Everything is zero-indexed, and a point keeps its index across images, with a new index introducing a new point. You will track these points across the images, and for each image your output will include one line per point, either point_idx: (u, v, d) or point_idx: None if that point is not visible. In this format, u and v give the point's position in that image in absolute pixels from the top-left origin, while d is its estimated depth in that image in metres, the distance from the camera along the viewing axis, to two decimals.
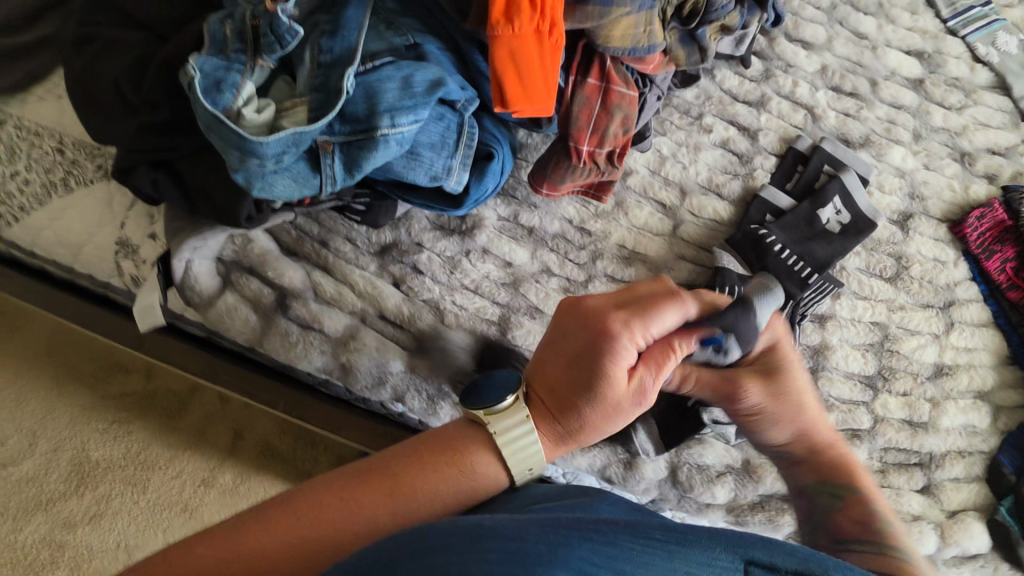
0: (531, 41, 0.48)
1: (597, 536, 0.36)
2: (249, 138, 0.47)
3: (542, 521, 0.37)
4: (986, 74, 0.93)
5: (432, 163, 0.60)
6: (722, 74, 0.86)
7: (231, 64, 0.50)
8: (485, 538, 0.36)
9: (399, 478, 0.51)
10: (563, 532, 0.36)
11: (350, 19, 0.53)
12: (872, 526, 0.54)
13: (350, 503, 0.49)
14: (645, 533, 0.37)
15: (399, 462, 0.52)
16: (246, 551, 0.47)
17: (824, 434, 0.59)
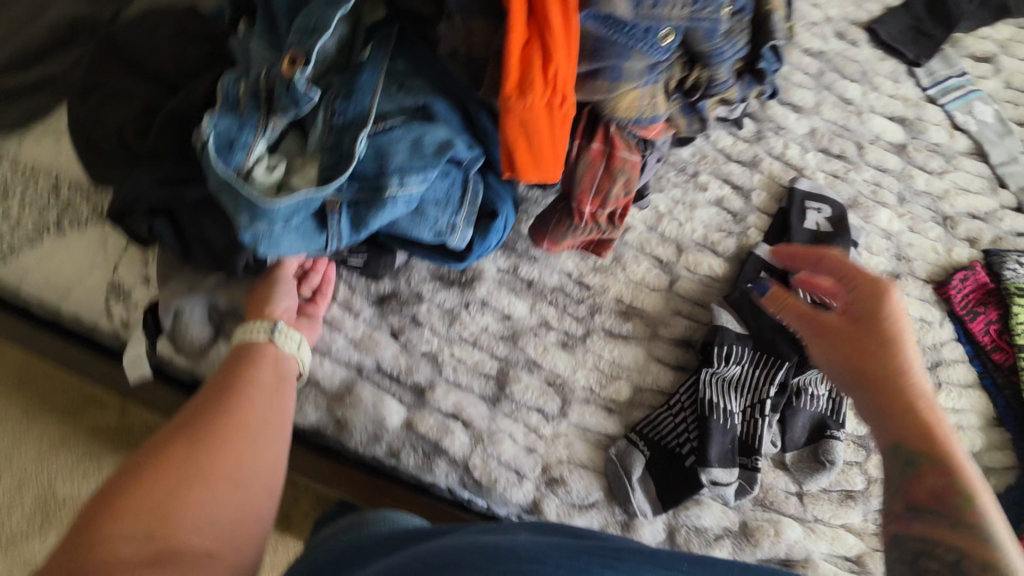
0: (542, 114, 0.49)
1: (618, 564, 0.37)
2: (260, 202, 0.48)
3: (562, 549, 0.38)
4: (964, 141, 0.97)
5: (436, 220, 0.60)
6: (716, 134, 0.89)
7: (244, 123, 0.50)
8: (499, 558, 0.36)
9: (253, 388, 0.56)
10: (585, 559, 0.37)
11: (364, 82, 0.54)
12: (950, 499, 0.48)
13: (196, 428, 0.51)
14: (673, 563, 0.39)
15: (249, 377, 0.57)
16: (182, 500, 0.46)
17: (913, 387, 0.54)
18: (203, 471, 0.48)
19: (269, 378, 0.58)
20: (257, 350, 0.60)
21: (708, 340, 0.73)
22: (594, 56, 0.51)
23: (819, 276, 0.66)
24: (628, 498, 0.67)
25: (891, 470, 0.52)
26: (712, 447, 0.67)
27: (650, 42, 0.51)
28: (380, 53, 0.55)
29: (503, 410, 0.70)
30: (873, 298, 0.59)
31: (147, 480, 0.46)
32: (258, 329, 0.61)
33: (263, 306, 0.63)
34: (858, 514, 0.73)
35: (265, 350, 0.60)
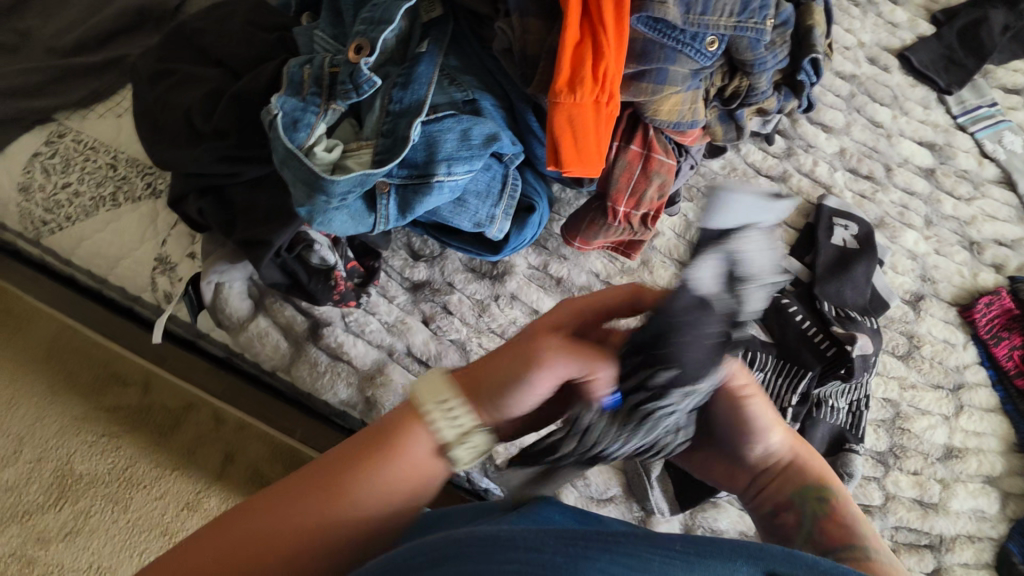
0: (589, 110, 0.52)
1: (617, 547, 0.34)
2: (321, 176, 0.50)
3: (558, 532, 0.36)
4: (993, 169, 0.98)
5: (477, 210, 0.63)
6: (747, 148, 0.91)
7: (307, 106, 0.53)
8: (496, 545, 0.35)
9: (393, 448, 0.43)
10: (582, 544, 0.34)
11: (421, 74, 0.57)
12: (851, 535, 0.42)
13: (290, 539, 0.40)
14: (666, 544, 0.35)
15: (387, 429, 0.44)
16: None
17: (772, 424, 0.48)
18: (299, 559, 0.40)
19: (397, 508, 0.42)
20: (399, 442, 0.43)
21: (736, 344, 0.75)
22: (642, 59, 0.53)
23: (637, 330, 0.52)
24: (647, 496, 0.67)
25: (794, 521, 0.44)
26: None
27: (696, 47, 0.53)
28: (437, 48, 0.58)
29: None
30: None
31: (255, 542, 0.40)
32: (450, 415, 0.43)
33: (495, 397, 0.43)
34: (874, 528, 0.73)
35: (407, 447, 0.43)
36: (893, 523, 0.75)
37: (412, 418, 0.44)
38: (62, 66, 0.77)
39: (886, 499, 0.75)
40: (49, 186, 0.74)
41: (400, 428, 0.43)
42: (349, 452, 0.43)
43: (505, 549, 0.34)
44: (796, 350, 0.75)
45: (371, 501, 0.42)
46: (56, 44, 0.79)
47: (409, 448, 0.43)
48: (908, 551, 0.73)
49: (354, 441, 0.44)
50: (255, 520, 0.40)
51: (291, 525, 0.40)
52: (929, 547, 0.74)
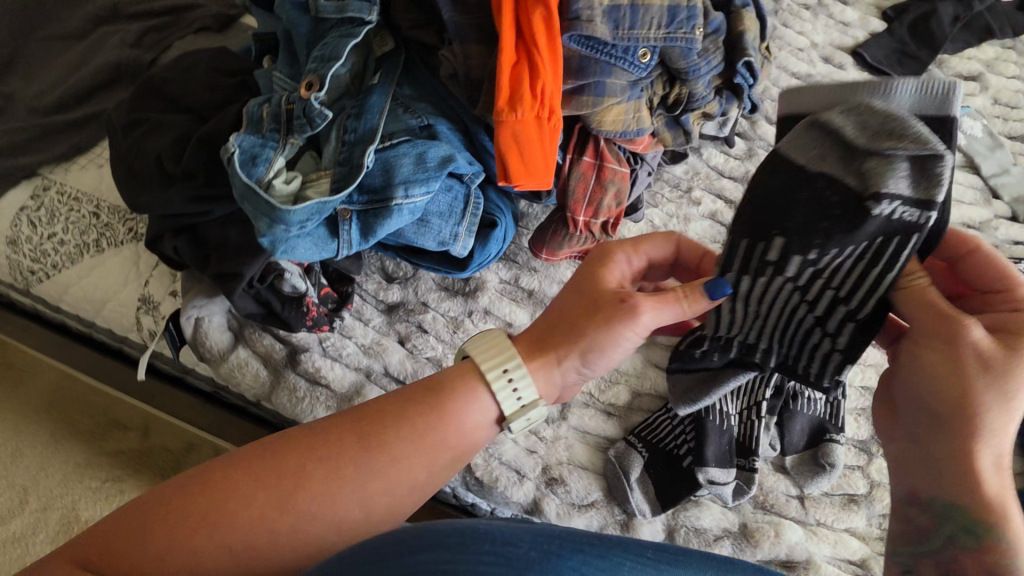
0: (531, 126, 0.55)
1: (589, 550, 0.37)
2: (278, 207, 0.53)
3: (537, 534, 0.38)
4: (955, 154, 1.00)
5: (440, 229, 0.66)
6: (708, 152, 0.94)
7: (266, 142, 0.56)
8: (475, 540, 0.37)
9: (446, 407, 0.50)
10: (557, 543, 0.37)
11: (373, 104, 0.60)
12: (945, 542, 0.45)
13: (352, 456, 0.48)
14: (637, 551, 0.38)
15: (446, 384, 0.51)
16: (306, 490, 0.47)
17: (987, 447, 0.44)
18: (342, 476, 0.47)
19: (441, 457, 0.49)
20: (457, 394, 0.50)
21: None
22: (579, 74, 0.56)
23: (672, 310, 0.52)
24: (627, 498, 0.69)
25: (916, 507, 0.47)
26: (714, 444, 0.69)
27: (630, 60, 0.56)
28: (388, 79, 0.61)
29: None
30: (964, 342, 0.44)
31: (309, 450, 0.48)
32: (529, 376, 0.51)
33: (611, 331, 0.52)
34: (861, 517, 0.73)
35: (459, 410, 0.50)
36: (881, 511, 0.74)
37: (474, 372, 0.51)
38: (45, 123, 0.81)
39: (871, 487, 0.75)
40: (35, 237, 0.77)
41: (459, 380, 0.51)
42: (415, 393, 0.50)
43: (485, 543, 0.37)
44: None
45: (413, 454, 0.48)
46: (39, 104, 0.83)
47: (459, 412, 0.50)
48: None
49: (429, 378, 0.52)
50: (325, 432, 0.49)
51: (355, 441, 0.48)
52: None
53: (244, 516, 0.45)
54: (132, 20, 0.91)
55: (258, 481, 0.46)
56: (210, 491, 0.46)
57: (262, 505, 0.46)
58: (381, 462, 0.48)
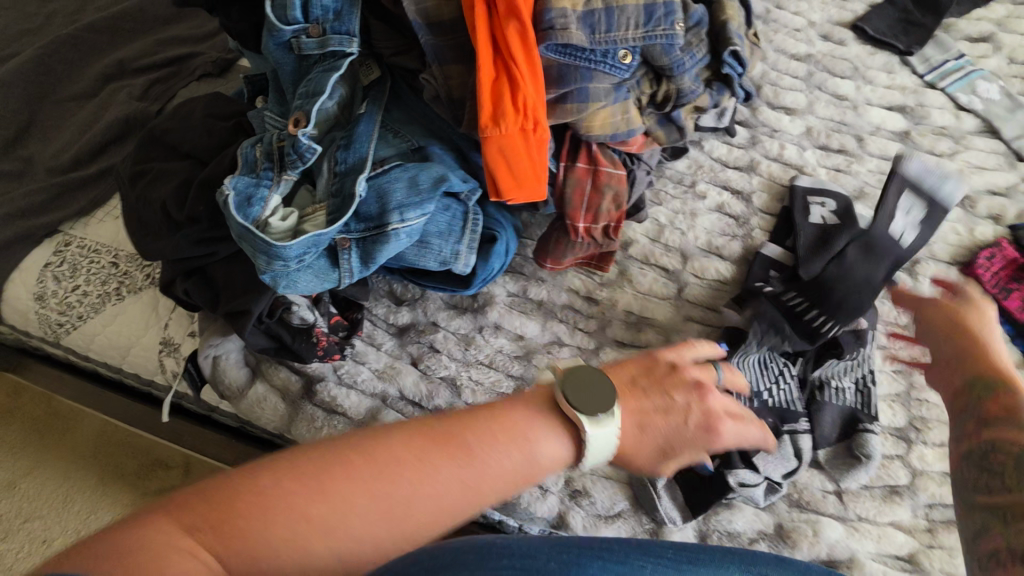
0: (518, 138, 0.54)
1: None
2: (274, 244, 0.54)
3: (551, 546, 0.43)
4: (971, 120, 0.96)
5: (441, 249, 0.66)
6: (710, 145, 0.92)
7: (261, 181, 0.57)
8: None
9: (520, 429, 0.47)
10: None
11: (361, 133, 0.60)
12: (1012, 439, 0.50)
13: (439, 460, 0.44)
14: (650, 553, 0.42)
15: (518, 408, 0.49)
16: (386, 501, 0.42)
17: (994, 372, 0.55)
18: (427, 473, 0.44)
19: (509, 482, 0.46)
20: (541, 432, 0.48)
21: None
22: (560, 82, 0.55)
23: (738, 441, 0.57)
24: (654, 506, 0.67)
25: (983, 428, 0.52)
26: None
27: (610, 62, 0.55)
28: (375, 107, 0.62)
29: None
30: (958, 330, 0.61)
31: (379, 448, 0.44)
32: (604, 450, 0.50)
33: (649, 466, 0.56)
34: (906, 510, 0.70)
35: (534, 438, 0.47)
36: (926, 501, 0.70)
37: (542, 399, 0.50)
38: (63, 182, 0.85)
39: (914, 476, 0.72)
40: (61, 291, 0.81)
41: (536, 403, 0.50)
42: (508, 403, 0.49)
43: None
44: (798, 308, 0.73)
45: (490, 472, 0.45)
46: (56, 163, 0.87)
47: (538, 444, 0.47)
48: (947, 528, 0.69)
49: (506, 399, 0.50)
50: (411, 436, 0.45)
51: (439, 444, 0.45)
52: None
53: (342, 506, 0.41)
54: (137, 74, 0.95)
55: (356, 477, 0.42)
56: (323, 481, 0.41)
57: (377, 514, 0.42)
58: (465, 478, 0.44)
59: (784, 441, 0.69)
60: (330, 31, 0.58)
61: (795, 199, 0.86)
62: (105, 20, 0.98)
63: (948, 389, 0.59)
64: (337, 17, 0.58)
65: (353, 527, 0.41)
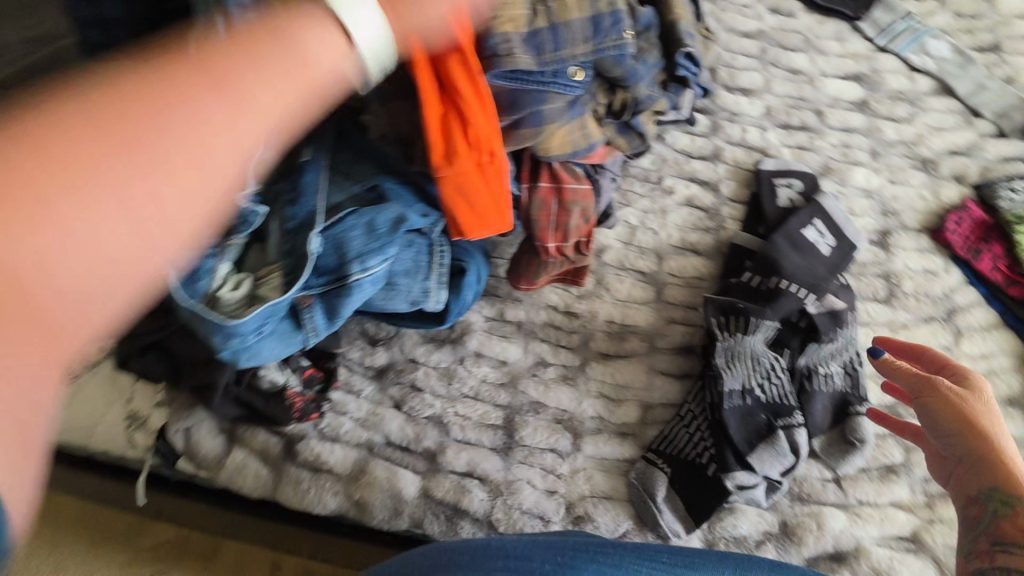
0: (474, 174, 0.51)
1: (603, 558, 0.36)
2: (227, 321, 0.50)
3: (548, 544, 0.37)
4: (925, 81, 0.96)
5: (409, 289, 0.63)
6: (672, 136, 0.89)
7: (204, 250, 0.52)
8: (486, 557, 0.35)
9: (219, 60, 0.30)
10: (569, 553, 0.36)
11: (309, 184, 0.56)
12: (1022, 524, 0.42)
13: (159, 92, 0.28)
14: (654, 556, 0.38)
15: (215, 42, 0.30)
16: (104, 217, 0.26)
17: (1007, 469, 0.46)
18: (145, 173, 0.27)
19: (297, 107, 0.32)
20: (293, 59, 0.32)
21: (707, 315, 0.71)
22: (513, 108, 0.52)
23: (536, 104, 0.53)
24: (658, 521, 0.66)
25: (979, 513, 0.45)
26: (738, 433, 0.67)
27: (562, 82, 0.52)
28: (321, 154, 0.59)
29: (516, 457, 0.70)
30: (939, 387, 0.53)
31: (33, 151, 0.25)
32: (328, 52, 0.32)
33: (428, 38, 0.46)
34: (903, 488, 0.70)
35: (303, 38, 0.32)
36: (922, 475, 0.71)
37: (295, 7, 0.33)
38: None
39: (908, 453, 0.72)
40: None
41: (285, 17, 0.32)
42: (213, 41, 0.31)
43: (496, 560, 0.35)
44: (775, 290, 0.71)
45: (265, 90, 0.31)
46: None
47: (303, 51, 0.32)
48: (944, 500, 0.70)
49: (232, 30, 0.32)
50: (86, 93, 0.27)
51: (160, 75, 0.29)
52: None
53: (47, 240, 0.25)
54: None
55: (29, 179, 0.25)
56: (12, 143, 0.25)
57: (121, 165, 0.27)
58: (238, 112, 0.30)
59: (780, 437, 0.67)
60: None
61: (762, 183, 0.85)
62: None
63: (958, 493, 0.49)
64: None
65: (9, 354, 0.24)
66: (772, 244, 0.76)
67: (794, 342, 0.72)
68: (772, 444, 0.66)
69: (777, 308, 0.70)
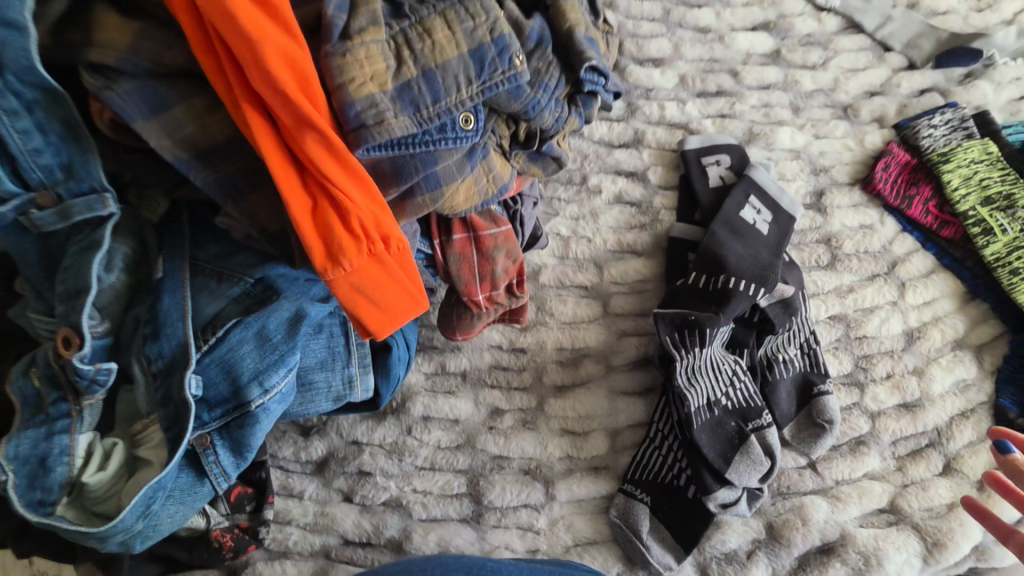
0: (370, 267, 0.42)
1: None
2: (90, 532, 0.40)
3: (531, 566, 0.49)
4: (833, 20, 0.92)
5: (329, 384, 0.55)
6: (589, 127, 0.82)
7: (51, 428, 0.42)
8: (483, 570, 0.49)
9: None
10: None
11: (169, 310, 0.45)
12: None
13: None
14: None
15: None
16: None
17: None
18: None
19: None
20: None
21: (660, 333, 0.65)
22: (399, 178, 0.43)
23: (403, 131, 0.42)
24: (647, 559, 0.63)
25: None
26: (712, 449, 0.63)
27: (452, 136, 0.43)
28: (178, 263, 0.47)
29: (489, 523, 0.65)
30: None
31: None
32: None
33: None
34: (874, 458, 0.70)
35: None
36: (890, 439, 0.71)
37: None
38: None
39: (873, 420, 0.72)
40: None
41: None
42: None
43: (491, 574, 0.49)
44: (726, 290, 0.67)
45: None
46: None
47: None
48: (913, 461, 0.70)
49: None
50: None
51: None
52: (930, 446, 0.71)
53: None
54: None
55: None
56: None
57: None
58: None
59: (753, 443, 0.64)
60: (67, 195, 0.41)
61: (690, 164, 0.79)
62: None
63: None
64: (68, 174, 0.41)
65: None
66: (711, 235, 0.71)
67: (749, 337, 0.69)
68: (747, 453, 0.64)
69: (733, 307, 0.66)
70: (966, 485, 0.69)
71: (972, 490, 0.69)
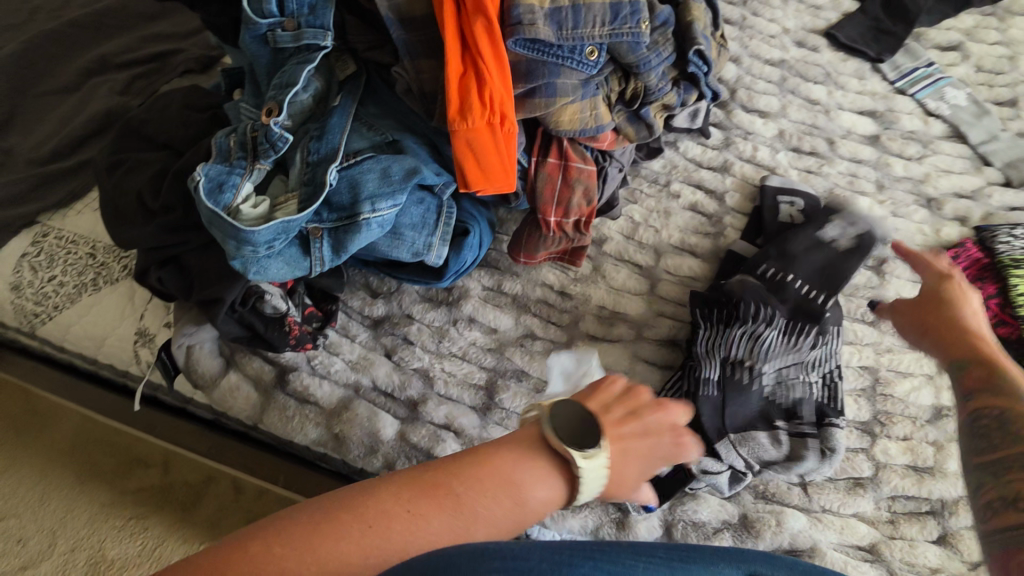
0: (485, 132, 0.56)
1: (599, 556, 0.41)
2: (242, 228, 0.55)
3: (548, 547, 0.41)
4: (939, 125, 0.99)
5: (413, 241, 0.65)
6: (685, 146, 0.94)
7: (233, 169, 0.58)
8: (485, 558, 0.39)
9: None
10: (567, 554, 0.40)
11: (334, 125, 0.61)
12: None
13: None
14: (650, 552, 0.43)
15: None
16: None
17: None
18: None
19: None
20: None
21: (692, 307, 0.78)
22: (528, 77, 0.57)
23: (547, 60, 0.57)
24: (620, 495, 0.68)
25: None
26: (733, 407, 0.71)
27: (577, 59, 0.57)
28: (349, 100, 0.63)
29: (493, 418, 0.73)
30: None
31: None
32: None
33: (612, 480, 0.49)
34: (868, 501, 0.71)
35: None
36: (889, 493, 0.72)
37: None
38: (45, 172, 0.85)
39: (877, 469, 0.73)
40: (36, 281, 0.80)
41: None
42: None
43: (493, 560, 0.38)
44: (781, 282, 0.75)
45: None
46: (34, 155, 0.87)
47: None
48: (908, 520, 0.70)
49: None
50: None
51: None
52: (930, 513, 0.71)
53: None
54: (120, 69, 0.95)
55: None
56: None
57: None
58: None
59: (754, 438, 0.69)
60: (304, 25, 0.59)
61: (762, 195, 0.87)
62: (90, 17, 0.98)
63: None
64: (311, 11, 0.59)
65: None
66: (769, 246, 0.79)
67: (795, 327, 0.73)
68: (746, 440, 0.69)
69: (750, 294, 0.73)
70: (959, 560, 0.68)
71: (963, 567, 0.68)
